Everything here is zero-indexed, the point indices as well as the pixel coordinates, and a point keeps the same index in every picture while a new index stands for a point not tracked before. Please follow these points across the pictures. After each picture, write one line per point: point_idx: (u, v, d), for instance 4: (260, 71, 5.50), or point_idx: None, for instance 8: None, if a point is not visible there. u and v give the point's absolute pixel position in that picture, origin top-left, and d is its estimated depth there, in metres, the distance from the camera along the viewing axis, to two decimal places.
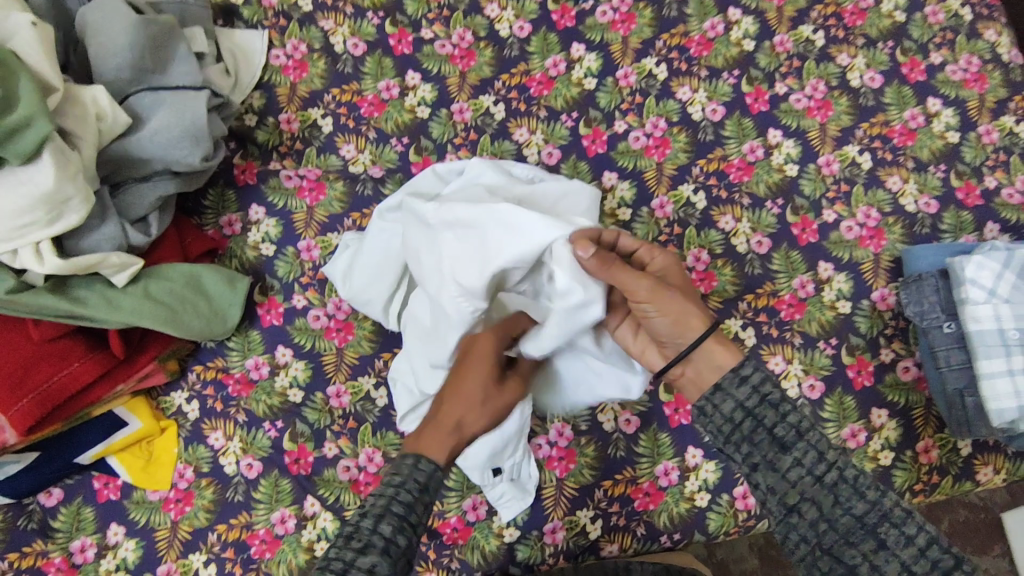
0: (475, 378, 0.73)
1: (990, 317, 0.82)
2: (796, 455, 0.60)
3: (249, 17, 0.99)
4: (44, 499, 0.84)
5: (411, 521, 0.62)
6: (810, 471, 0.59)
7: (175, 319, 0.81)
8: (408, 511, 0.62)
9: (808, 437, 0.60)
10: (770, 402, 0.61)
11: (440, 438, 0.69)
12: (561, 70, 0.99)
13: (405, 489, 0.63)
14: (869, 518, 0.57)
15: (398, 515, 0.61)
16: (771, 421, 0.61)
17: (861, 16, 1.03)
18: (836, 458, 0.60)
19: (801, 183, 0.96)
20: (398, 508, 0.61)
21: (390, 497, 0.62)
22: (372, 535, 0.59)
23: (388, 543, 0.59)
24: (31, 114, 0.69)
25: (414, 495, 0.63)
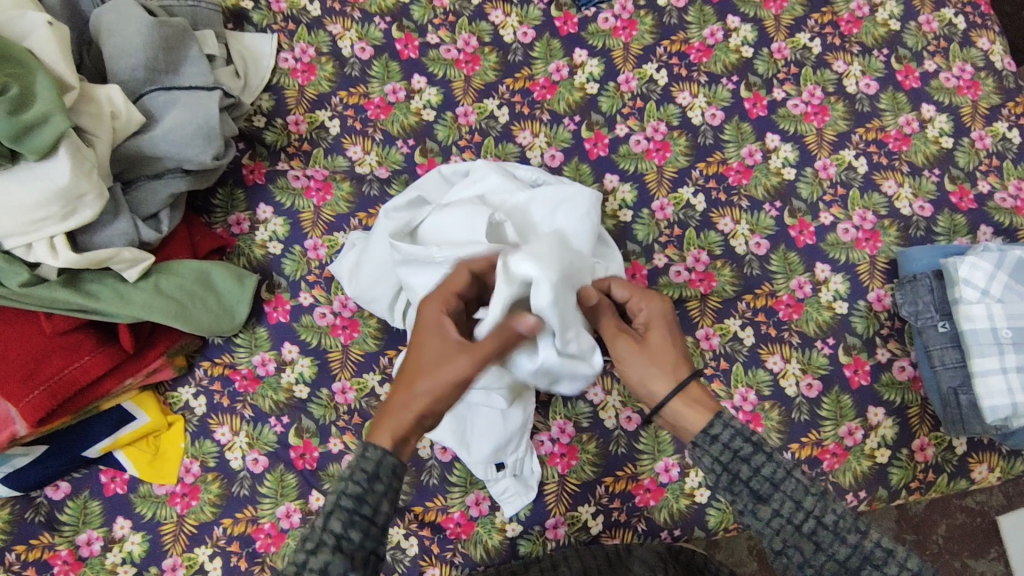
0: (427, 340, 0.65)
1: (984, 316, 0.83)
2: (773, 506, 0.55)
3: (259, 21, 1.01)
4: (51, 492, 0.85)
5: (368, 512, 0.55)
6: (789, 521, 0.55)
7: (184, 314, 0.82)
8: (361, 503, 0.55)
9: (785, 487, 0.56)
10: (740, 455, 0.57)
11: (390, 417, 0.61)
12: (564, 75, 1.01)
13: (355, 478, 0.56)
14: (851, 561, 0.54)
15: (349, 508, 0.54)
16: (747, 472, 0.56)
17: (857, 24, 1.05)
18: (815, 507, 0.55)
19: (799, 186, 0.98)
20: (349, 502, 0.55)
21: (340, 489, 0.55)
22: (324, 532, 0.53)
23: (340, 539, 0.54)
24: (47, 110, 0.71)
25: (367, 485, 0.56)
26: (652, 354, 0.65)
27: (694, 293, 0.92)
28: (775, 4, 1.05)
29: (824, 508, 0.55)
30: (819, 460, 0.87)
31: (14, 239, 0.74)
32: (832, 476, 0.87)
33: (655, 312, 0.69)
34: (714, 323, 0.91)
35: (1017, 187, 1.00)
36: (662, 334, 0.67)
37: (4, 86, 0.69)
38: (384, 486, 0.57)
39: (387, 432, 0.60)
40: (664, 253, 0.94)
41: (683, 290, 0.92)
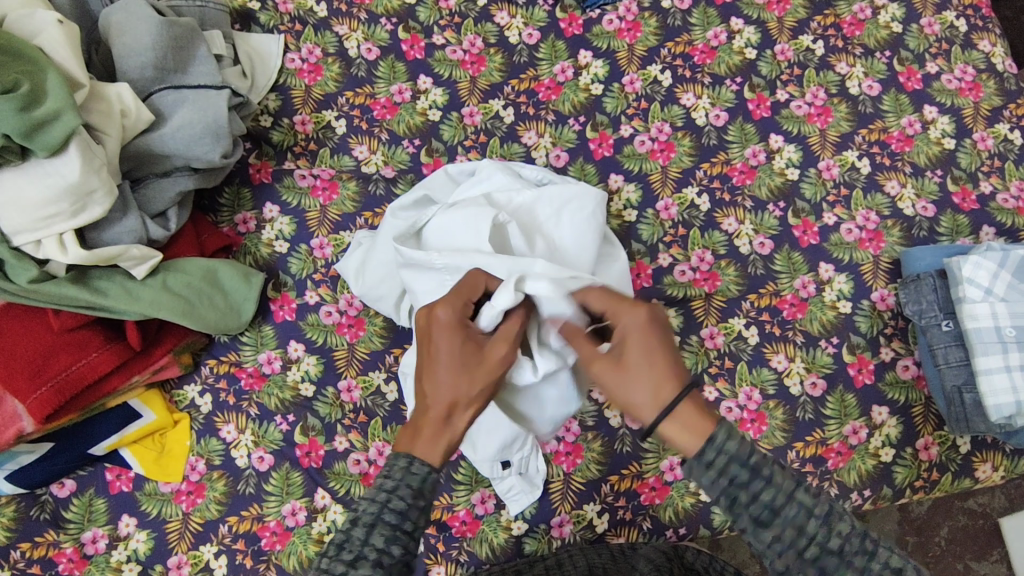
0: (450, 346, 0.64)
1: (987, 315, 0.84)
2: (818, 497, 0.56)
3: (266, 21, 1.02)
4: (57, 490, 0.85)
5: (409, 528, 0.57)
6: (832, 511, 0.56)
7: (191, 312, 0.83)
8: (404, 518, 0.57)
9: (829, 482, 0.57)
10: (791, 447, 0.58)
11: (432, 433, 0.61)
12: (569, 76, 1.02)
13: (400, 493, 0.57)
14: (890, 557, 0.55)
15: (392, 524, 0.56)
16: (794, 464, 0.57)
17: (859, 26, 1.06)
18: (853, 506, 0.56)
19: (802, 186, 0.98)
20: (391, 517, 0.56)
21: (381, 504, 0.57)
22: (364, 546, 0.55)
23: (381, 555, 0.55)
24: (58, 107, 0.72)
25: (411, 502, 0.57)
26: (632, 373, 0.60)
27: (698, 292, 0.92)
28: (779, 6, 1.06)
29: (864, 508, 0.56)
30: (824, 459, 0.87)
31: (24, 235, 0.74)
32: (837, 474, 0.87)
33: (635, 325, 0.62)
34: (718, 322, 0.91)
35: (1019, 188, 1.00)
36: (644, 348, 0.60)
37: (16, 83, 0.70)
38: (424, 502, 0.58)
39: (432, 453, 0.60)
40: (669, 252, 0.94)
41: (688, 290, 0.92)
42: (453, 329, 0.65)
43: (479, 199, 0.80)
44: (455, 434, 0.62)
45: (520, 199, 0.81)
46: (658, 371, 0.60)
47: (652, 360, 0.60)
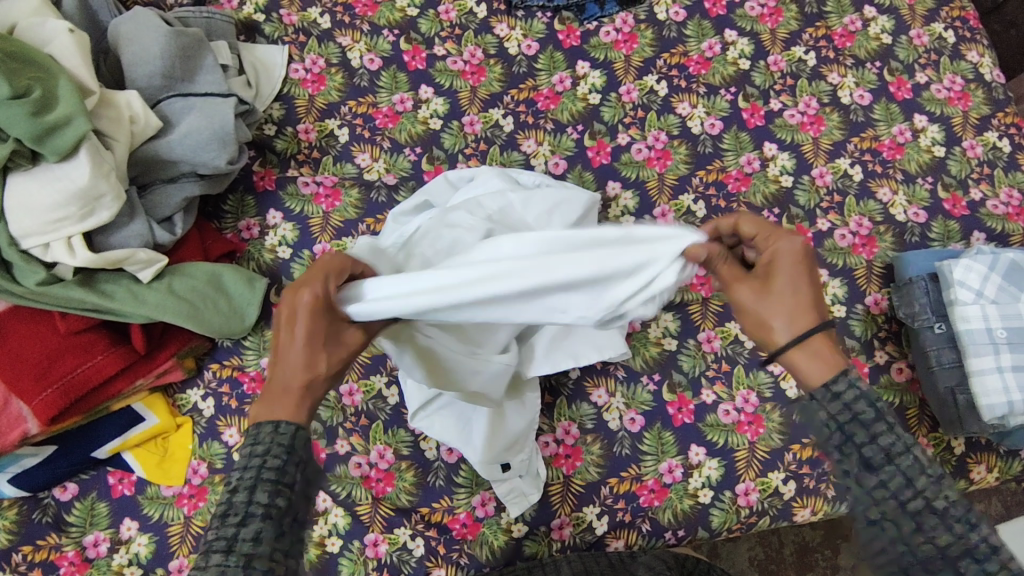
0: (311, 321, 0.56)
1: (978, 317, 0.85)
2: (883, 477, 0.49)
3: (270, 33, 1.04)
4: (59, 493, 0.85)
5: (291, 482, 0.50)
6: (896, 494, 0.49)
7: (196, 316, 0.84)
8: (282, 474, 0.49)
9: (901, 459, 0.49)
10: (861, 418, 0.50)
11: (294, 399, 0.54)
12: (567, 86, 1.04)
13: (273, 453, 0.50)
14: (953, 550, 0.47)
15: (274, 479, 0.49)
16: (865, 436, 0.50)
17: (850, 38, 1.09)
18: (930, 487, 0.48)
19: (796, 193, 1.00)
20: (271, 473, 0.49)
21: (259, 462, 0.49)
22: (250, 505, 0.47)
23: (268, 510, 0.48)
24: (70, 113, 0.74)
25: (288, 459, 0.50)
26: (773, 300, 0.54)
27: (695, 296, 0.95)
28: (771, 19, 1.09)
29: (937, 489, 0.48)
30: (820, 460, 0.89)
31: (33, 238, 0.76)
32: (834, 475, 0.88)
33: (789, 251, 0.55)
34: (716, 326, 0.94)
35: (1009, 194, 1.02)
36: (793, 279, 0.54)
37: (27, 88, 0.72)
38: (301, 458, 0.51)
39: (296, 418, 0.53)
40: None
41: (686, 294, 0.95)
42: (321, 306, 0.56)
43: (472, 204, 0.79)
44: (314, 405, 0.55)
45: (514, 199, 0.79)
46: (799, 303, 0.54)
47: (798, 293, 0.54)
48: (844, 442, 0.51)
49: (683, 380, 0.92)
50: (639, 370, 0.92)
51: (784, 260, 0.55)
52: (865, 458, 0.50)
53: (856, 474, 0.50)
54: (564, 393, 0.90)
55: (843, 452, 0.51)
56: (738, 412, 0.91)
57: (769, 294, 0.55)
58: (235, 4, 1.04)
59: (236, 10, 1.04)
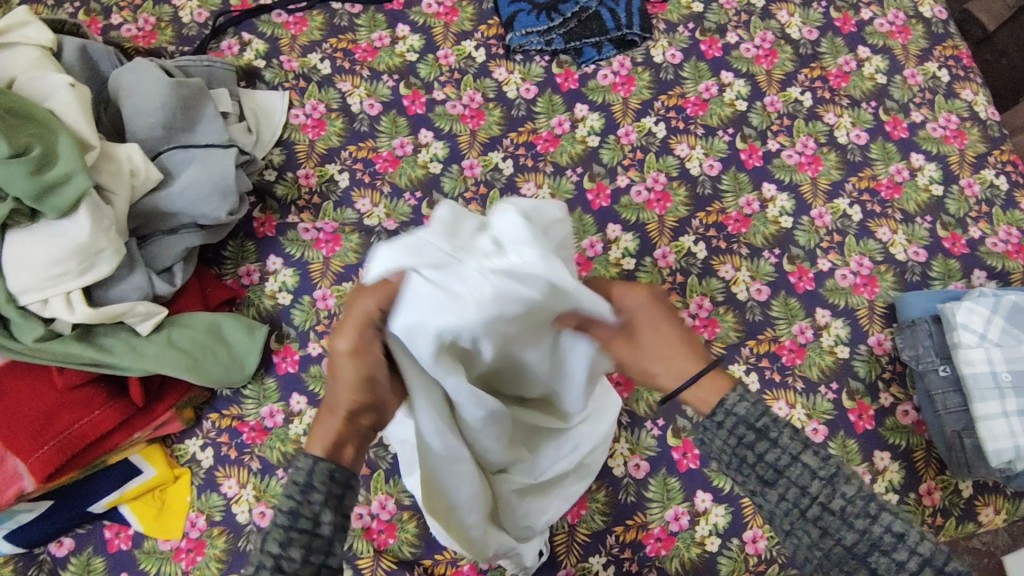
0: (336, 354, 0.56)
1: (983, 361, 0.85)
2: (780, 490, 0.49)
3: (271, 79, 1.04)
4: (55, 548, 0.84)
5: (307, 526, 0.45)
6: (794, 504, 0.48)
7: (195, 367, 0.83)
8: (297, 516, 0.45)
9: (791, 471, 0.49)
10: None
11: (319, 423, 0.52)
12: (566, 129, 1.05)
13: (286, 494, 0.46)
14: (859, 548, 0.46)
15: (285, 524, 0.45)
16: (771, 451, 0.52)
17: (845, 78, 1.10)
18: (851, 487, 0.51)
19: (796, 234, 1.00)
20: (284, 518, 0.45)
21: (275, 506, 0.46)
22: (260, 555, 0.44)
23: (279, 560, 0.44)
24: (70, 170, 0.74)
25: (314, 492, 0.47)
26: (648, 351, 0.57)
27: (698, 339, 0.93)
28: (766, 60, 1.10)
29: (832, 493, 0.47)
30: None
31: (31, 294, 0.76)
32: None
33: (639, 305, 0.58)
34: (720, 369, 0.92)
35: (1008, 232, 1.03)
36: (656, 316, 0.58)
37: (27, 146, 0.74)
38: (324, 495, 0.47)
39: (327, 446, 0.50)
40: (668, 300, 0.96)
41: None
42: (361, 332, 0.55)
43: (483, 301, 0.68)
44: (333, 422, 0.51)
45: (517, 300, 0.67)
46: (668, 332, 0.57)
47: (665, 332, 0.57)
48: None
49: (688, 424, 0.91)
50: (643, 415, 0.91)
51: (642, 315, 0.57)
52: None
53: (756, 490, 0.50)
54: None
55: (741, 471, 0.50)
56: None
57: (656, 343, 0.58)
58: (236, 51, 1.06)
59: (237, 57, 1.05)
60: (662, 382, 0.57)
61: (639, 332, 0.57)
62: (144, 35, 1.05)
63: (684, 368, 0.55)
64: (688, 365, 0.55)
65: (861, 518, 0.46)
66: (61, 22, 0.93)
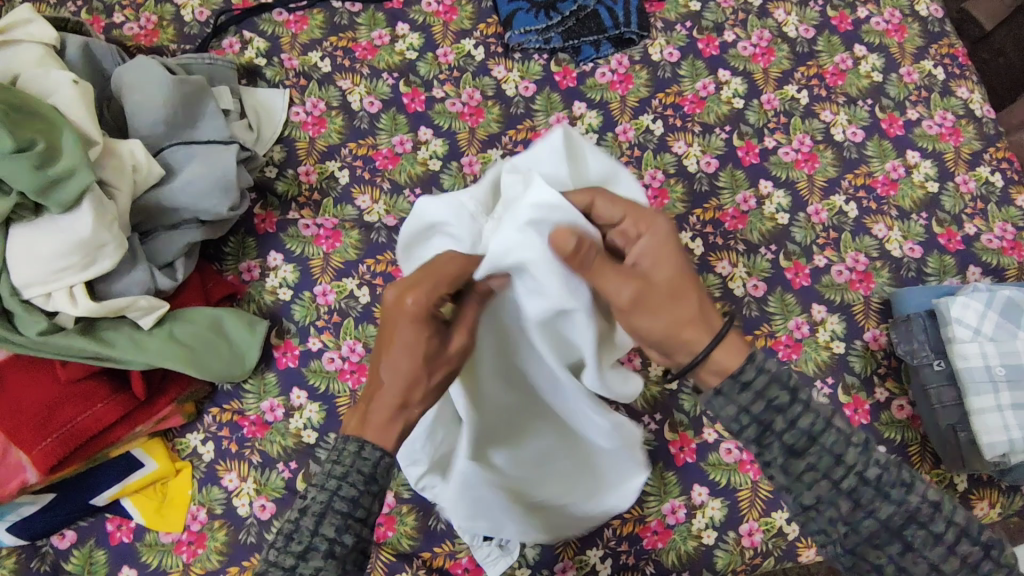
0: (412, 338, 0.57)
1: (977, 355, 0.86)
2: (809, 460, 0.54)
3: (272, 77, 1.05)
4: (57, 541, 0.84)
5: (361, 515, 0.54)
6: (825, 475, 0.54)
7: (196, 361, 0.84)
8: (356, 506, 0.54)
9: (824, 440, 0.54)
10: (775, 405, 0.55)
11: (385, 419, 0.56)
12: (564, 127, 1.05)
13: (351, 479, 0.54)
14: (895, 520, 0.53)
15: (343, 513, 0.53)
16: (783, 425, 0.54)
17: (841, 76, 1.11)
18: (856, 461, 0.54)
19: (793, 230, 1.01)
20: (343, 505, 0.53)
21: (332, 492, 0.53)
22: (314, 537, 0.52)
23: (333, 545, 0.53)
24: (73, 165, 0.75)
25: (366, 486, 0.54)
26: (660, 291, 0.58)
27: None
28: (763, 58, 1.11)
29: (866, 462, 0.54)
30: None
31: (35, 288, 0.77)
32: None
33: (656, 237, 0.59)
34: None
35: (1003, 228, 1.03)
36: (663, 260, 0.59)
37: (31, 141, 0.74)
38: (379, 487, 0.55)
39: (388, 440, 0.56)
40: None
41: None
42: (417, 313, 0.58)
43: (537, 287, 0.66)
44: (409, 423, 0.57)
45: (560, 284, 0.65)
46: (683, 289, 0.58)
47: (676, 277, 0.58)
48: (764, 433, 0.55)
49: (685, 419, 0.91)
50: (641, 410, 0.92)
51: (654, 250, 0.59)
52: (790, 447, 0.54)
53: (782, 462, 0.55)
54: None
55: (764, 443, 0.55)
56: (739, 450, 0.90)
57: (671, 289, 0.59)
58: (237, 50, 1.07)
59: (238, 55, 1.06)
60: (684, 334, 0.57)
61: (654, 273, 0.58)
62: (146, 34, 1.06)
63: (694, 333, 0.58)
64: (713, 322, 0.58)
65: (897, 488, 0.53)
66: (65, 19, 0.94)
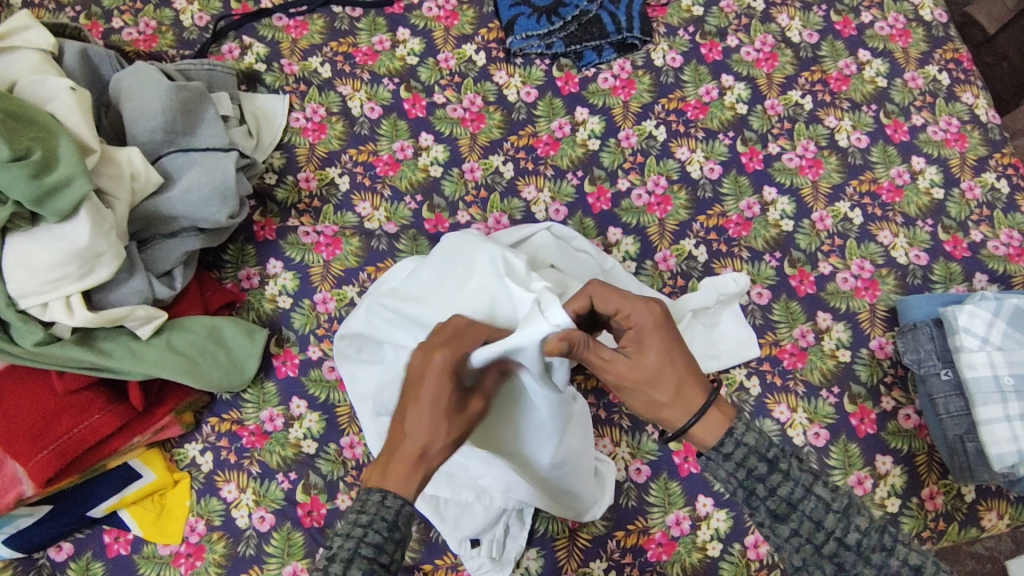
0: (432, 395, 0.59)
1: (985, 364, 0.85)
2: (793, 525, 0.56)
3: (271, 82, 1.05)
4: (54, 553, 0.83)
5: (386, 561, 0.52)
6: (808, 540, 0.56)
7: (195, 371, 0.83)
8: (381, 552, 0.52)
9: (804, 506, 0.56)
10: (756, 475, 0.57)
11: (407, 470, 0.56)
12: (566, 132, 1.05)
13: (376, 526, 0.53)
14: None
15: (370, 557, 0.51)
16: (765, 491, 0.57)
17: (845, 82, 1.10)
18: (837, 526, 0.56)
19: (797, 237, 1.00)
20: (368, 551, 0.51)
21: (358, 537, 0.52)
22: None
23: None
24: (69, 174, 0.74)
25: (388, 534, 0.53)
26: (648, 376, 0.61)
27: None
28: (767, 63, 1.10)
29: (847, 527, 0.56)
30: None
31: (31, 297, 0.76)
32: None
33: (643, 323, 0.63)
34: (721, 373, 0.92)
35: (1009, 235, 1.03)
36: (661, 349, 0.62)
37: (27, 150, 0.73)
38: (401, 534, 0.54)
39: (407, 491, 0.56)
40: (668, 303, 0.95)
41: None
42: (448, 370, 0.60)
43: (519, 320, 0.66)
44: (428, 475, 0.57)
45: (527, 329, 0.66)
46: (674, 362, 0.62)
47: (667, 361, 0.62)
48: (749, 496, 0.58)
49: None
50: (644, 419, 0.91)
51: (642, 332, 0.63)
52: (774, 511, 0.57)
53: (769, 523, 0.58)
54: None
55: (752, 505, 0.58)
56: None
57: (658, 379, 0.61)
58: (236, 55, 1.06)
59: (237, 60, 1.05)
60: (672, 419, 0.61)
61: (643, 358, 0.62)
62: (145, 39, 1.05)
63: (691, 400, 0.61)
64: (692, 400, 0.61)
65: (878, 552, 0.55)
66: (63, 25, 0.93)
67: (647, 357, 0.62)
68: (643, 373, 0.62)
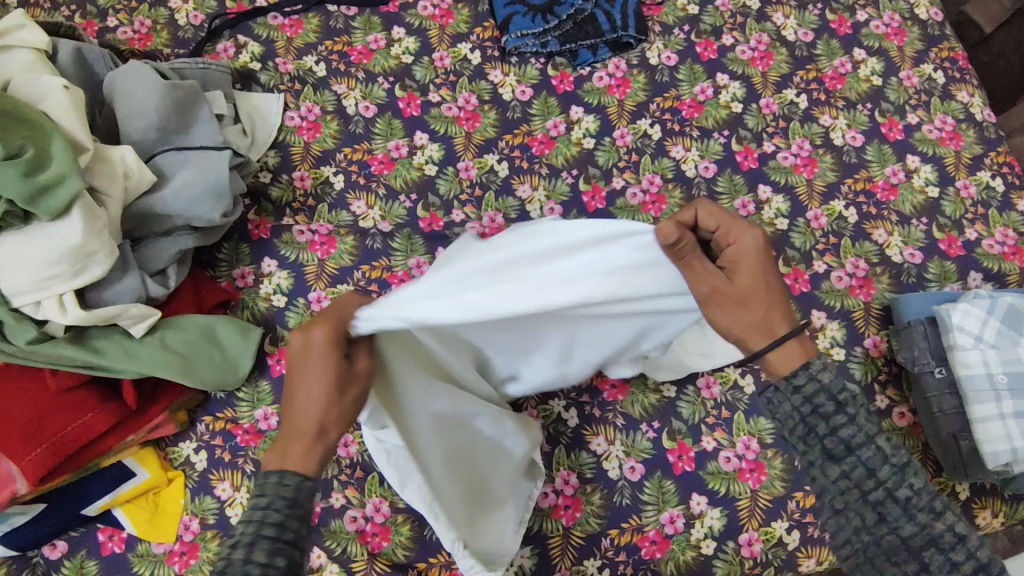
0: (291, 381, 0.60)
1: (979, 362, 0.85)
2: (845, 468, 0.56)
3: (266, 81, 1.05)
4: (48, 551, 0.83)
5: (292, 538, 0.51)
6: (857, 485, 0.56)
7: (188, 369, 0.83)
8: (283, 530, 0.51)
9: (861, 453, 0.56)
10: (821, 412, 0.57)
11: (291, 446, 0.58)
12: (561, 131, 1.05)
13: (275, 506, 0.52)
14: (915, 540, 0.54)
15: (272, 537, 0.50)
16: (825, 430, 0.57)
17: (841, 80, 1.10)
18: (890, 478, 0.55)
19: (791, 236, 1.00)
20: (270, 531, 0.51)
21: (259, 520, 0.51)
22: (246, 565, 0.48)
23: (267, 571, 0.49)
24: (62, 172, 0.74)
25: (289, 511, 0.52)
26: (743, 297, 0.61)
27: None
28: (762, 62, 1.10)
29: (900, 482, 0.55)
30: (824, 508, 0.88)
31: (25, 296, 0.76)
32: None
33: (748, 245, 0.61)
34: (715, 371, 0.93)
35: (1004, 234, 1.03)
36: (760, 272, 0.61)
37: (21, 149, 0.73)
38: (305, 511, 0.54)
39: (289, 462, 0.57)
40: None
41: None
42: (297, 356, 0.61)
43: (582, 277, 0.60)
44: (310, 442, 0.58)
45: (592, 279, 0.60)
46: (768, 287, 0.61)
47: (763, 285, 0.61)
48: (806, 434, 0.58)
49: (683, 427, 0.90)
50: (638, 418, 0.91)
51: (745, 258, 0.61)
52: (829, 451, 0.57)
53: (820, 464, 0.58)
54: (562, 442, 0.89)
55: (807, 443, 0.58)
56: (738, 459, 0.89)
57: (752, 303, 0.61)
58: (231, 54, 1.06)
59: (232, 59, 1.05)
60: (751, 343, 0.61)
61: (739, 278, 0.61)
62: (140, 38, 1.05)
63: (776, 326, 0.60)
64: (778, 327, 0.60)
65: (924, 512, 0.54)
66: (57, 23, 0.93)
67: (744, 279, 0.61)
68: (737, 292, 0.61)
